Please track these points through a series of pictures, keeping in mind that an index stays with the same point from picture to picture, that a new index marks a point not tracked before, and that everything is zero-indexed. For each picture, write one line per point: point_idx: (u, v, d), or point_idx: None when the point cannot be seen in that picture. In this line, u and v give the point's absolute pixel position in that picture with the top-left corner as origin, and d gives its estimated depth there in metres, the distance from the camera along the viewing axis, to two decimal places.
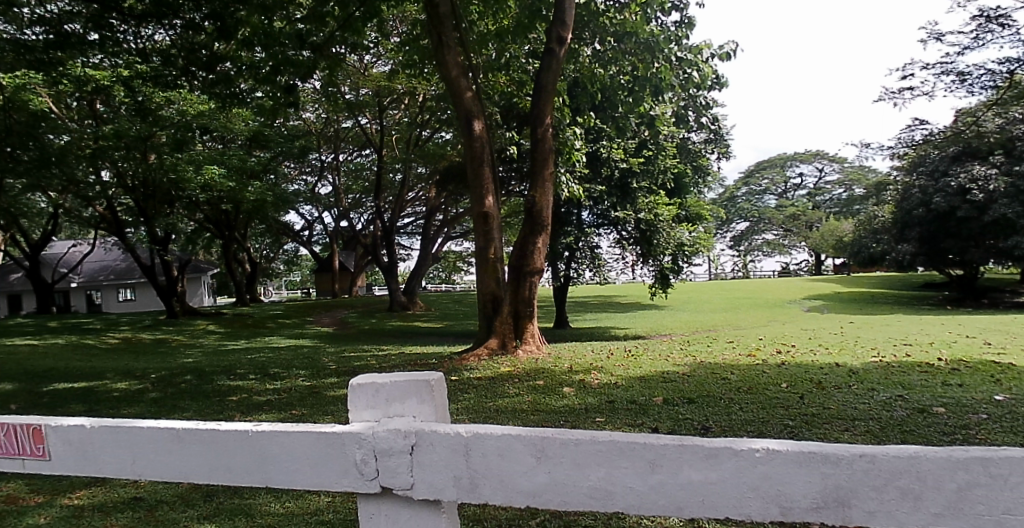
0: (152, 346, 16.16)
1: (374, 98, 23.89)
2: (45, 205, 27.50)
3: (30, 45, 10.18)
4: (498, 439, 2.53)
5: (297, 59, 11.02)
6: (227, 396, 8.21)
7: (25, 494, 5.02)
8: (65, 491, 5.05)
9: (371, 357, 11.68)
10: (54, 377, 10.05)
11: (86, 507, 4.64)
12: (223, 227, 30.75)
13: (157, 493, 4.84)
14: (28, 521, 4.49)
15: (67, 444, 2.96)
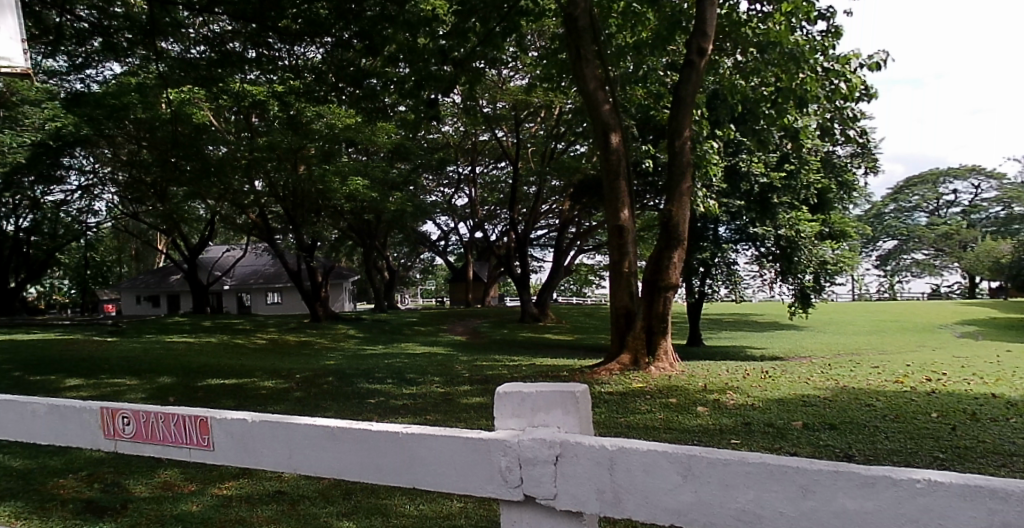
0: (299, 348, 16.90)
1: (511, 111, 24.33)
2: (202, 214, 29.79)
3: (195, 62, 11.07)
4: (643, 454, 2.34)
5: (439, 74, 11.18)
6: (366, 398, 8.44)
7: (179, 481, 5.18)
8: (215, 481, 5.21)
9: (502, 366, 11.74)
10: (211, 373, 10.68)
11: (233, 498, 4.72)
12: (365, 236, 31.75)
13: (300, 488, 4.91)
14: (182, 507, 4.62)
15: (231, 437, 3.12)
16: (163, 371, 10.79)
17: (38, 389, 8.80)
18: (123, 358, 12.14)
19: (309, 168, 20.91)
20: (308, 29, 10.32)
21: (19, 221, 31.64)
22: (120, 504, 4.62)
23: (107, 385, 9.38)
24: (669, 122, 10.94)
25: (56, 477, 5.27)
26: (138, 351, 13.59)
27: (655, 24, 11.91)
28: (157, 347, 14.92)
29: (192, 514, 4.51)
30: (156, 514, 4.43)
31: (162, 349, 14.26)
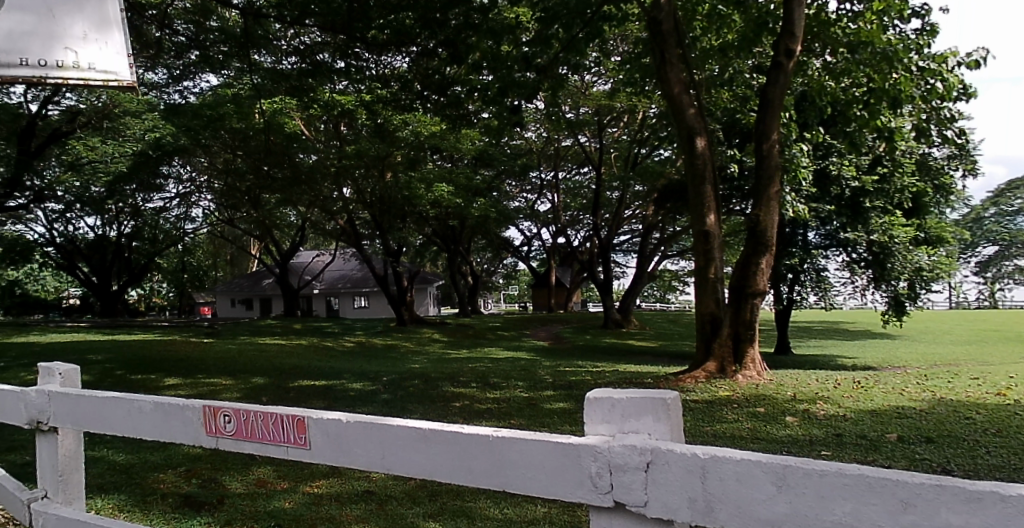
0: (385, 352, 17.09)
1: (594, 117, 24.36)
2: (294, 220, 30.65)
3: (287, 73, 11.27)
4: (738, 463, 2.06)
5: (523, 81, 11.06)
6: (451, 402, 8.46)
7: (273, 479, 5.12)
8: (305, 480, 5.13)
9: (585, 373, 11.62)
10: (302, 374, 10.94)
11: (324, 497, 4.61)
12: (450, 242, 31.69)
13: (386, 488, 4.78)
14: (275, 503, 4.53)
15: (327, 437, 3.07)
16: (256, 371, 11.12)
17: (145, 386, 9.17)
18: (219, 359, 12.60)
19: (396, 175, 21.23)
20: (395, 38, 10.10)
21: (122, 227, 33.97)
22: (216, 499, 4.56)
23: (205, 384, 9.73)
24: (756, 126, 10.62)
25: (157, 471, 5.36)
26: (233, 353, 14.07)
27: (740, 27, 11.89)
28: (251, 349, 15.46)
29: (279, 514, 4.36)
30: (250, 510, 4.42)
31: (257, 351, 14.77)
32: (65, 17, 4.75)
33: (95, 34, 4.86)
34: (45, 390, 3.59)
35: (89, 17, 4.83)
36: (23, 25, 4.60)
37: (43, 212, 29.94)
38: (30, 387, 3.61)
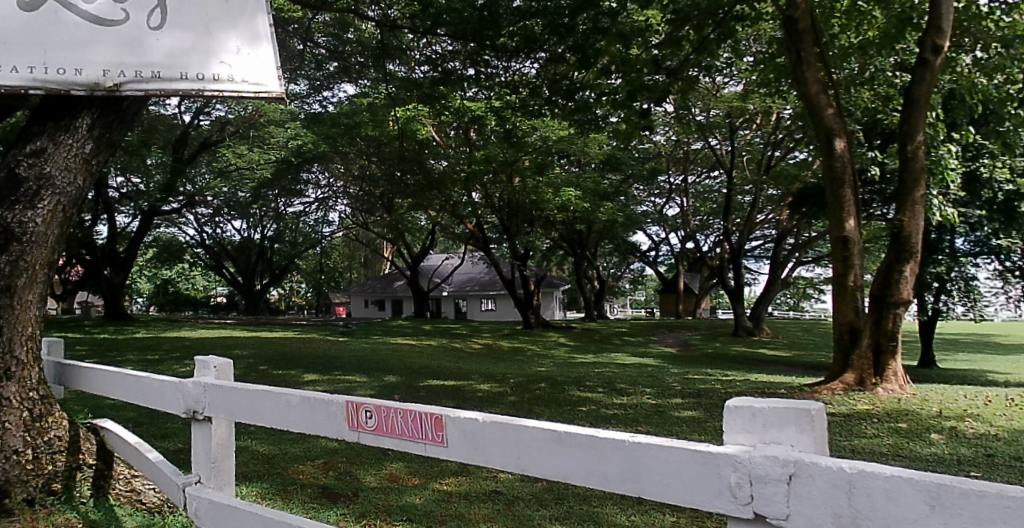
0: (513, 353, 16.41)
1: (725, 118, 22.02)
2: (425, 224, 30.21)
3: (419, 81, 10.35)
4: (887, 479, 1.64)
5: (652, 84, 10.24)
6: (579, 405, 7.92)
7: (405, 474, 4.91)
8: (437, 477, 4.87)
9: (716, 381, 10.59)
10: (433, 375, 10.51)
11: (453, 494, 4.45)
12: (575, 246, 29.70)
13: (514, 489, 4.54)
14: (406, 499, 4.39)
15: (464, 435, 2.65)
16: (388, 370, 10.90)
17: (285, 381, 9.24)
18: (354, 357, 12.50)
19: (523, 180, 20.05)
20: (524, 47, 8.95)
21: (265, 231, 35.26)
22: (352, 492, 4.43)
23: (341, 381, 9.66)
24: (902, 126, 9.59)
25: (297, 463, 5.17)
26: (366, 350, 14.00)
27: (881, 23, 11.27)
28: (384, 346, 15.40)
29: (414, 507, 4.23)
30: (383, 503, 4.24)
31: (387, 349, 14.66)
32: (219, 33, 4.62)
33: (247, 47, 4.69)
34: (200, 381, 3.64)
35: (241, 32, 4.67)
36: (182, 42, 4.49)
37: (196, 217, 32.03)
38: (187, 378, 3.67)
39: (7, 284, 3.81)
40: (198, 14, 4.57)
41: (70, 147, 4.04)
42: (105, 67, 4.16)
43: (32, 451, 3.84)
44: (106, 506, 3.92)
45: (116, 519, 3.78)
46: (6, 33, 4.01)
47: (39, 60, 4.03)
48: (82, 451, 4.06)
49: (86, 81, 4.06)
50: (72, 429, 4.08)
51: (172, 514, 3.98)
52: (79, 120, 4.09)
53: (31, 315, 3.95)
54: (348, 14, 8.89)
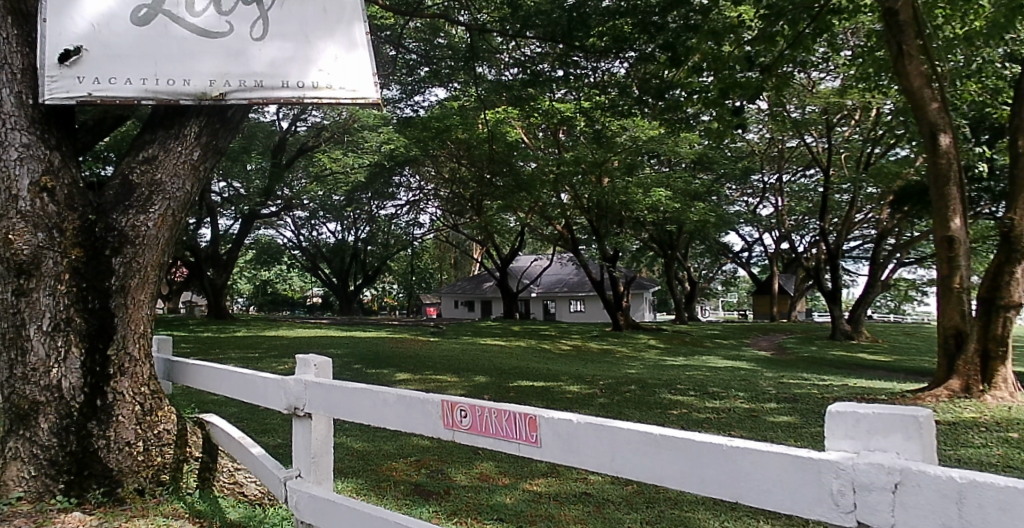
0: (603, 354, 15.87)
1: (823, 115, 20.35)
2: (515, 226, 29.83)
3: (509, 84, 9.82)
4: (1002, 491, 1.48)
5: (745, 80, 9.53)
6: (671, 408, 7.68)
7: (495, 474, 4.93)
8: (526, 478, 4.88)
9: (812, 386, 10.15)
10: (523, 375, 10.32)
11: (544, 494, 4.47)
12: (666, 246, 28.32)
13: (605, 492, 4.53)
14: (497, 498, 4.43)
15: (558, 438, 2.36)
16: (478, 371, 10.67)
17: (377, 380, 9.29)
18: (444, 357, 12.47)
19: (612, 181, 18.82)
20: (613, 47, 8.31)
21: (359, 232, 36.39)
22: (443, 489, 4.51)
23: (433, 380, 9.60)
24: (1010, 121, 9.20)
25: (390, 459, 5.26)
26: (456, 350, 13.95)
27: (989, 14, 10.18)
28: (475, 346, 15.38)
29: (505, 506, 4.27)
30: (474, 502, 4.30)
31: (477, 349, 14.55)
32: (319, 42, 4.14)
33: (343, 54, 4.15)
34: (301, 378, 3.73)
35: (338, 40, 4.14)
36: (283, 51, 4.06)
37: (294, 220, 32.96)
38: (290, 375, 3.77)
39: (122, 284, 3.94)
40: (298, 23, 4.12)
41: (179, 154, 4.06)
42: (211, 76, 3.90)
43: (143, 444, 3.98)
44: (210, 497, 4.05)
45: (220, 510, 3.92)
46: (118, 47, 3.88)
47: (149, 70, 3.86)
48: (189, 444, 4.22)
49: (194, 91, 3.85)
50: (180, 424, 4.22)
51: (272, 507, 4.09)
52: (187, 128, 4.09)
53: (144, 313, 4.08)
54: (438, 19, 8.66)
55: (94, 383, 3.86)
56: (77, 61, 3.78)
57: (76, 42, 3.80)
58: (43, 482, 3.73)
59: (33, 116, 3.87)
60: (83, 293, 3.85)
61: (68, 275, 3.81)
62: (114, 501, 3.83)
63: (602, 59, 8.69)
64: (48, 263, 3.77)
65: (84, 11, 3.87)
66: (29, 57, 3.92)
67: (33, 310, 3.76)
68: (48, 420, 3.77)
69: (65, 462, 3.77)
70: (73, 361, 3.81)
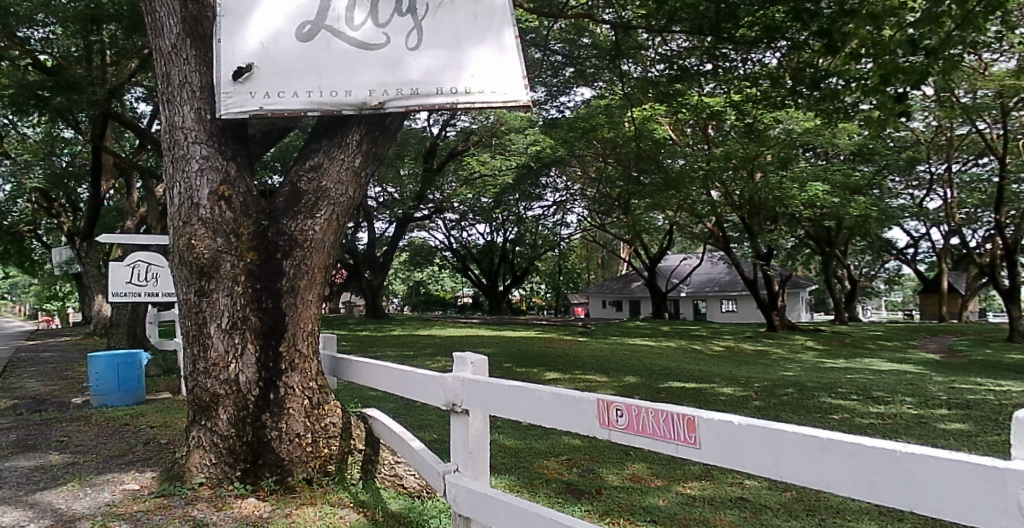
0: (758, 355, 15.23)
1: (998, 99, 18.60)
2: (665, 225, 29.26)
3: (656, 80, 9.79)
4: None
5: (908, 66, 7.47)
6: (830, 413, 7.29)
7: (648, 475, 4.89)
8: (679, 480, 4.82)
9: (990, 393, 9.33)
10: (674, 376, 10.13)
11: (697, 498, 4.40)
12: (824, 243, 26.97)
13: (762, 498, 4.42)
14: (649, 500, 4.40)
15: (719, 439, 2.13)
16: (629, 371, 10.57)
17: (531, 377, 9.44)
18: (594, 357, 12.48)
19: (766, 176, 17.41)
20: (765, 37, 8.05)
21: (507, 233, 37.41)
22: (595, 489, 4.52)
23: (584, 380, 9.60)
24: None
25: (542, 458, 5.32)
26: (606, 350, 13.90)
27: None
28: (622, 346, 15.29)
29: (658, 509, 4.23)
30: (626, 503, 4.28)
31: (625, 349, 14.48)
32: (471, 49, 4.16)
33: (492, 58, 4.14)
34: (458, 375, 3.78)
35: (488, 47, 4.15)
36: (436, 60, 4.12)
37: (444, 223, 34.05)
38: (447, 372, 3.84)
39: (291, 285, 4.13)
40: (450, 31, 4.17)
41: (342, 162, 4.24)
42: (371, 87, 4.08)
43: (311, 435, 4.14)
44: (373, 488, 4.15)
45: (382, 501, 4.02)
46: (285, 62, 4.07)
47: (314, 84, 4.06)
48: (353, 436, 4.34)
49: (355, 101, 4.06)
50: (344, 417, 4.33)
51: (431, 500, 4.16)
52: (350, 137, 4.25)
53: (311, 312, 4.23)
54: (584, 19, 8.64)
55: (268, 378, 4.07)
56: (249, 76, 4.03)
57: (248, 59, 4.04)
58: (222, 469, 4.05)
59: (211, 130, 4.17)
60: (257, 294, 4.09)
61: (244, 277, 4.07)
62: (284, 489, 4.05)
63: (754, 50, 8.57)
64: (226, 265, 4.04)
65: (256, 32, 4.11)
66: (206, 75, 4.21)
67: (213, 309, 4.05)
68: (226, 411, 4.04)
69: (241, 451, 4.05)
70: (248, 358, 4.04)
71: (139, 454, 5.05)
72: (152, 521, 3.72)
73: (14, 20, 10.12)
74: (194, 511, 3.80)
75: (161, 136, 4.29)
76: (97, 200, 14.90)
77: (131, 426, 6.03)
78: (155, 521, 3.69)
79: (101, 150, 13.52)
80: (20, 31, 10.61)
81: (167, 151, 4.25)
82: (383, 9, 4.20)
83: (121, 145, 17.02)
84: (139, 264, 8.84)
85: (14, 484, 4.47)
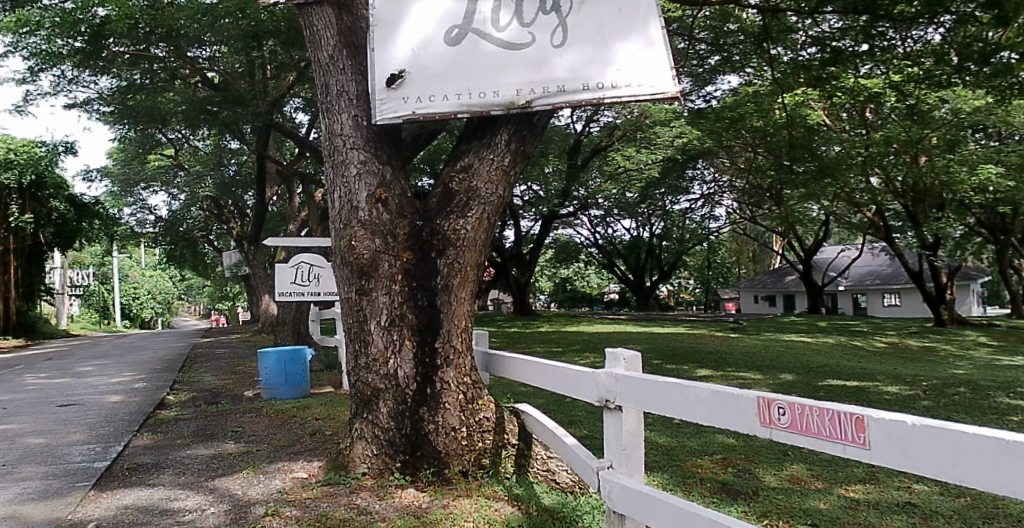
0: (923, 351, 14.39)
1: None
2: (820, 216, 28.03)
3: (805, 64, 9.47)
4: None
5: None
6: (1010, 415, 6.75)
7: (807, 477, 4.79)
8: (842, 483, 4.70)
9: None
10: (835, 373, 9.74)
11: (861, 502, 4.25)
12: (998, 231, 24.91)
13: (932, 503, 4.21)
14: (809, 502, 4.29)
15: (890, 440, 1.98)
16: (785, 368, 10.28)
17: (685, 373, 9.40)
18: (747, 353, 12.26)
19: (930, 160, 16.32)
20: (927, 12, 7.76)
21: (654, 228, 37.63)
22: (751, 490, 4.47)
23: (739, 377, 9.43)
24: None
25: (696, 456, 5.29)
26: (760, 346, 13.54)
27: None
28: (777, 342, 14.88)
29: (818, 511, 4.11)
30: (785, 505, 4.19)
31: (779, 345, 14.07)
32: (615, 43, 4.15)
33: (637, 51, 4.12)
34: (611, 372, 3.56)
35: (632, 39, 4.13)
36: (583, 56, 4.15)
37: (589, 219, 34.27)
38: (599, 368, 3.63)
39: (445, 283, 4.26)
40: (595, 26, 4.17)
41: (492, 161, 4.33)
42: (517, 86, 4.16)
43: (466, 430, 4.24)
44: (527, 482, 4.23)
45: (536, 495, 4.08)
46: (435, 67, 4.20)
47: (462, 86, 4.17)
48: (506, 431, 4.42)
49: (503, 101, 4.15)
50: (498, 413, 4.39)
51: (584, 496, 4.18)
52: (498, 136, 4.33)
53: (465, 309, 4.34)
54: (733, 4, 8.41)
55: (425, 373, 4.22)
56: (401, 83, 4.19)
57: (399, 67, 4.21)
58: (384, 459, 4.25)
59: (367, 135, 4.38)
60: (413, 292, 4.24)
61: (401, 276, 4.24)
62: (441, 481, 4.18)
63: (913, 28, 8.56)
64: (384, 265, 4.24)
65: (405, 40, 4.26)
66: (361, 83, 4.42)
67: (373, 307, 4.26)
68: (387, 405, 4.24)
69: (400, 443, 4.23)
70: (406, 354, 4.21)
71: (306, 444, 5.36)
72: (320, 507, 3.94)
73: (185, 40, 11.01)
74: (358, 500, 4.00)
75: (322, 143, 4.56)
76: (263, 207, 15.91)
77: (298, 418, 6.40)
78: (323, 508, 3.91)
79: (264, 159, 14.54)
80: (189, 52, 11.67)
81: (327, 157, 4.51)
82: (528, 8, 4.25)
83: (282, 153, 18.22)
84: (303, 265, 9.41)
85: (197, 470, 4.86)
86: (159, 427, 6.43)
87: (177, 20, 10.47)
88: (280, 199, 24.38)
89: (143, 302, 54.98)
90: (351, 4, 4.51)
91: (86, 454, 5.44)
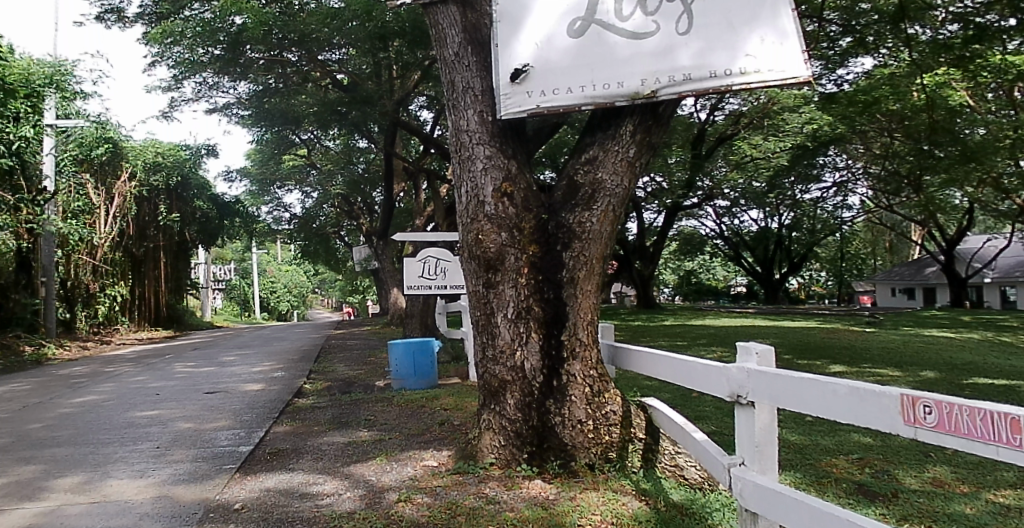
0: None
1: None
2: (963, 202, 26.30)
3: (947, 42, 9.48)
4: None
5: None
6: None
7: (953, 481, 4.53)
8: (992, 488, 4.42)
9: None
10: (981, 372, 9.13)
11: (1013, 509, 3.98)
12: None
13: None
14: (955, 506, 4.06)
15: None
16: (925, 365, 9.74)
17: (819, 368, 9.11)
18: (884, 349, 11.71)
19: None
20: None
21: (782, 219, 36.41)
22: (891, 492, 4.27)
23: (875, 373, 9.04)
24: None
25: (830, 455, 5.12)
26: (898, 342, 12.89)
27: None
28: (918, 337, 14.11)
29: (964, 516, 3.88)
30: (927, 509, 3.98)
31: (919, 341, 13.36)
32: (744, 29, 4.04)
33: (766, 37, 4.01)
34: (742, 366, 3.39)
35: (760, 24, 4.01)
36: (708, 43, 4.06)
37: (716, 211, 33.71)
38: (729, 362, 3.47)
39: (571, 276, 4.27)
40: (722, 13, 4.07)
41: (617, 153, 4.32)
42: (642, 76, 4.12)
43: (592, 422, 4.25)
44: (654, 477, 4.19)
45: (663, 490, 4.03)
46: (559, 61, 4.23)
47: (585, 78, 4.19)
48: (634, 425, 4.38)
49: (627, 91, 4.13)
50: (624, 406, 4.38)
51: (712, 492, 4.13)
52: (623, 127, 4.31)
53: (591, 303, 4.35)
54: None
55: (551, 365, 4.26)
56: (526, 77, 4.25)
57: (525, 61, 4.26)
58: (511, 450, 4.33)
59: (492, 130, 4.46)
60: (540, 285, 4.29)
61: (527, 269, 4.30)
62: (569, 473, 4.20)
63: None
64: (511, 258, 4.31)
65: (529, 34, 4.31)
66: (486, 80, 4.52)
67: (500, 300, 4.34)
68: (515, 396, 4.32)
69: (527, 434, 4.30)
70: (533, 345, 4.27)
71: (435, 433, 5.52)
72: (450, 495, 4.04)
73: (315, 45, 11.57)
74: (486, 489, 4.09)
75: (449, 140, 4.67)
76: (391, 205, 16.43)
77: (427, 408, 6.59)
78: (453, 495, 4.03)
79: (390, 158, 15.05)
80: (321, 55, 12.19)
81: (453, 152, 4.62)
82: None
83: (407, 150, 18.79)
84: (429, 259, 9.69)
85: (333, 456, 5.11)
86: (297, 414, 6.79)
87: (309, 26, 11.10)
88: (407, 194, 25.01)
89: (280, 296, 58.13)
90: (475, 2, 4.61)
91: (232, 439, 5.83)
